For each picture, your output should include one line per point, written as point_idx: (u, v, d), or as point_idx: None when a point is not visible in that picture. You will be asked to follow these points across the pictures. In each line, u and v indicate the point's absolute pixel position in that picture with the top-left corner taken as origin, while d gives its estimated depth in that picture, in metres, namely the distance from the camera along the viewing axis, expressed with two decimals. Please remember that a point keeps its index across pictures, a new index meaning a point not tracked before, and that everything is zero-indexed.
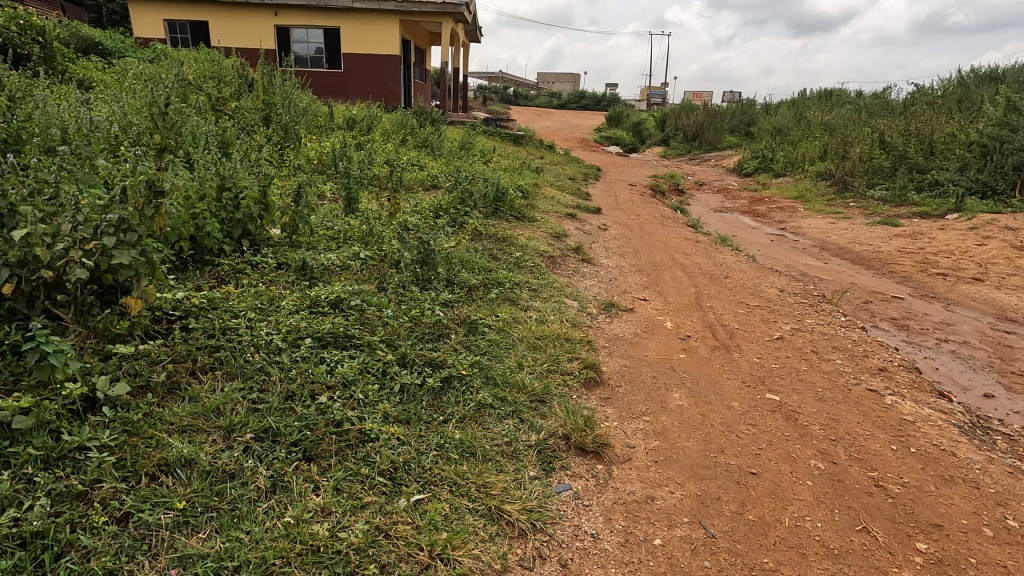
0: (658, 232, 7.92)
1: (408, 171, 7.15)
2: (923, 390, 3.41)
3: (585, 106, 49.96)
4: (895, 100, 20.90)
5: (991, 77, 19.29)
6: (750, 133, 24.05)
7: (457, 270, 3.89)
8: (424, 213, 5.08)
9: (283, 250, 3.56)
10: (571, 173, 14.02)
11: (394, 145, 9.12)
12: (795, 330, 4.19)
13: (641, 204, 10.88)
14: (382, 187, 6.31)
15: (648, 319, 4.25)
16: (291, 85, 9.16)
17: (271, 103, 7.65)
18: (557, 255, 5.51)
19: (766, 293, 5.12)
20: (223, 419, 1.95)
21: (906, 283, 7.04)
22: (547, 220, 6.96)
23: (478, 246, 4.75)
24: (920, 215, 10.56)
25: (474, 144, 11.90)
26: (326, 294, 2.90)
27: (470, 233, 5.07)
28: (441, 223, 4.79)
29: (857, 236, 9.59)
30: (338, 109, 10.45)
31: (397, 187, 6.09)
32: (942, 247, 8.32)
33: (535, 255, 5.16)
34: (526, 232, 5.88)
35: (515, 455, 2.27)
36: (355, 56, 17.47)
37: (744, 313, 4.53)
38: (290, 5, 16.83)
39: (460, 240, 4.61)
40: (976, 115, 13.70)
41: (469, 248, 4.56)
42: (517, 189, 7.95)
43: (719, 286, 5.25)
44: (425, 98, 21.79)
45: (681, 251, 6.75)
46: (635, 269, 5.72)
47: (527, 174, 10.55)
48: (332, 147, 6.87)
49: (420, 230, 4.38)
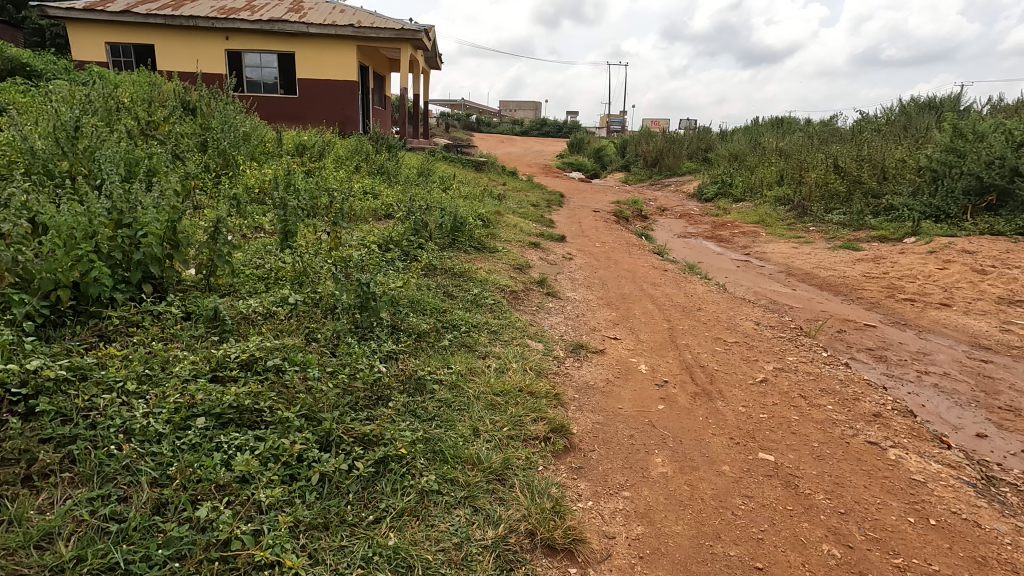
0: (625, 260, 7.62)
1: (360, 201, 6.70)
2: (924, 439, 3.08)
3: (547, 133, 50.76)
4: (843, 128, 21.75)
5: (931, 106, 20.26)
6: (708, 159, 24.56)
7: (408, 315, 3.42)
8: (372, 246, 4.61)
9: (195, 295, 3.02)
10: (534, 200, 13.75)
11: (347, 172, 8.67)
12: (778, 370, 3.84)
13: (606, 231, 10.66)
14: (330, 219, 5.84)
15: (620, 362, 3.84)
16: (235, 110, 8.64)
17: (209, 129, 7.13)
18: (520, 290, 5.09)
19: (742, 327, 4.80)
20: (53, 553, 1.43)
21: (876, 309, 6.91)
22: (510, 250, 6.58)
23: (433, 283, 4.30)
24: (879, 239, 10.63)
25: (434, 171, 11.52)
26: (237, 353, 2.38)
27: (424, 270, 4.61)
28: (389, 259, 4.31)
29: (821, 261, 9.55)
30: (288, 135, 9.97)
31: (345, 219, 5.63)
32: (906, 271, 8.31)
33: (496, 290, 4.74)
34: (487, 265, 5.47)
35: (466, 563, 1.78)
36: (310, 82, 17.61)
37: (722, 351, 4.18)
38: (241, 29, 17.01)
39: (411, 277, 4.15)
40: (923, 140, 14.18)
41: (425, 288, 4.11)
42: (477, 218, 7.54)
43: (694, 320, 4.91)
44: (384, 125, 21.48)
45: (650, 280, 6.45)
46: (604, 302, 5.36)
47: (489, 202, 10.19)
48: (275, 174, 6.38)
49: (364, 268, 3.89)
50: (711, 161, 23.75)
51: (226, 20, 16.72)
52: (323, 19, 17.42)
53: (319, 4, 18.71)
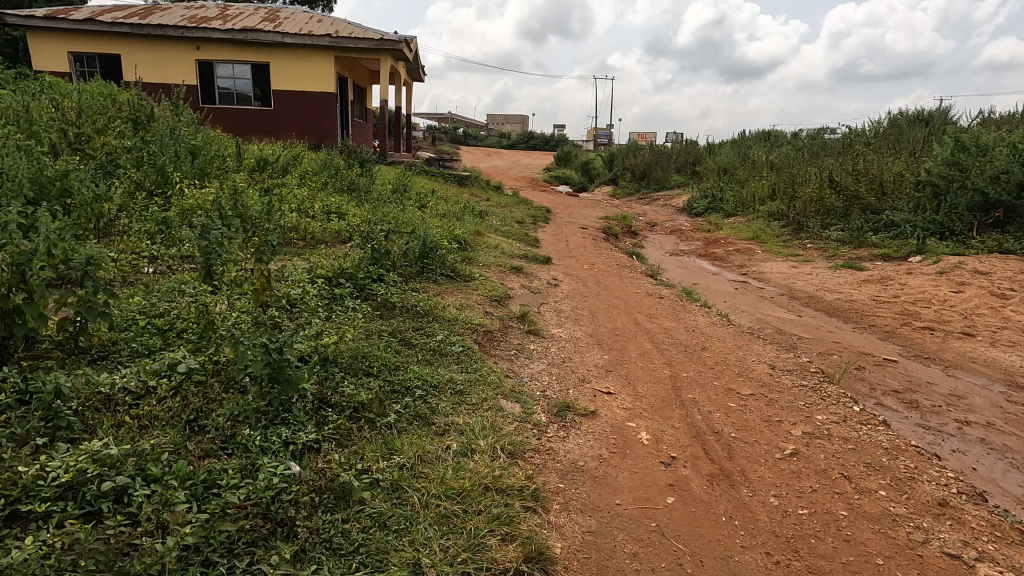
0: (616, 285, 6.94)
1: (320, 225, 5.97)
2: (1013, 543, 2.38)
3: (535, 146, 50.50)
4: (833, 142, 21.46)
5: (921, 120, 20.03)
6: (697, 173, 24.17)
7: (341, 381, 2.68)
8: (314, 281, 3.86)
9: (47, 368, 2.30)
10: (519, 216, 13.06)
11: (312, 190, 7.94)
12: (809, 437, 3.13)
13: (594, 250, 10.00)
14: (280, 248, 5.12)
15: (616, 429, 3.11)
16: (189, 122, 7.89)
17: (151, 144, 6.39)
18: (497, 329, 4.37)
19: (755, 372, 4.11)
20: None
21: (893, 340, 6.27)
22: (488, 278, 5.87)
23: (385, 327, 3.55)
24: (882, 257, 10.07)
25: (411, 186, 10.78)
26: (59, 475, 1.69)
27: (377, 310, 3.85)
28: (333, 306, 3.57)
29: (825, 282, 8.95)
30: (251, 149, 9.23)
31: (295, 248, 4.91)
32: (918, 294, 7.70)
33: (466, 331, 4.01)
34: (458, 298, 4.75)
35: None
36: (285, 94, 17.15)
37: (737, 408, 3.47)
38: (212, 39, 16.44)
39: (356, 323, 3.40)
40: (919, 154, 13.77)
41: (373, 336, 3.35)
42: (453, 240, 6.84)
43: (699, 363, 4.20)
44: (365, 138, 20.81)
45: (645, 311, 5.76)
46: (594, 341, 4.65)
47: (468, 220, 9.46)
48: (220, 192, 5.63)
49: (294, 322, 3.16)
50: (700, 175, 23.36)
51: (196, 29, 16.17)
52: (299, 29, 16.95)
53: (295, 13, 18.05)
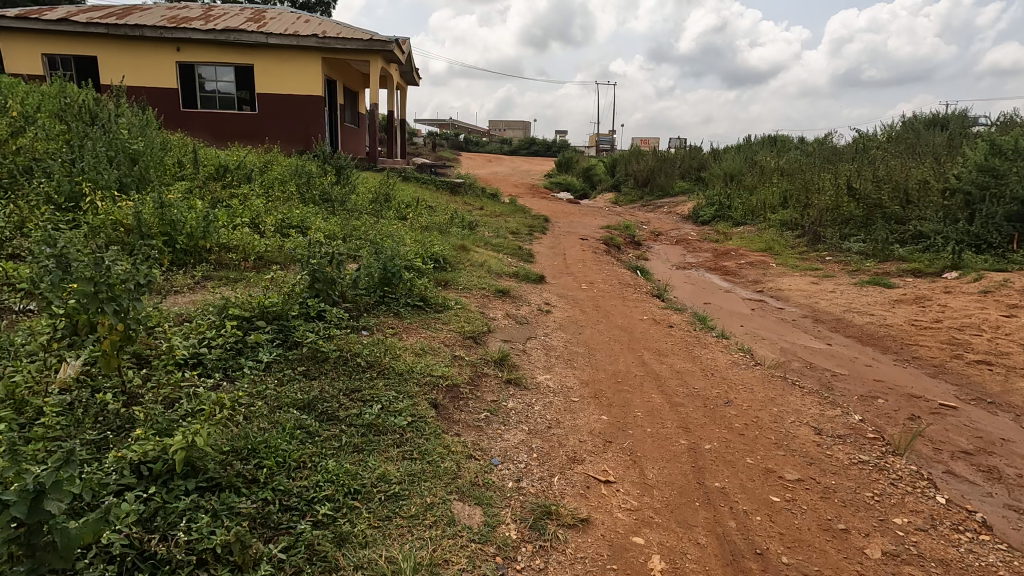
0: (618, 310, 6.02)
1: (270, 247, 5.13)
2: None
3: (536, 152, 49.78)
4: (845, 147, 20.57)
5: (938, 123, 19.13)
6: (702, 179, 23.30)
7: (176, 527, 1.77)
8: (213, 331, 2.93)
9: None
10: (513, 227, 12.17)
11: (276, 201, 7.09)
12: (892, 564, 2.21)
13: (594, 264, 9.11)
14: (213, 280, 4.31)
15: (619, 552, 2.18)
16: (139, 128, 7.07)
17: (79, 149, 5.54)
18: (467, 380, 3.46)
19: (798, 440, 3.18)
20: None
21: (945, 377, 5.34)
22: (466, 306, 4.98)
23: (298, 396, 2.60)
24: (912, 273, 9.13)
25: (393, 194, 9.89)
26: None
27: (296, 367, 2.89)
28: (234, 371, 2.70)
29: (852, 302, 8.02)
30: (215, 155, 8.39)
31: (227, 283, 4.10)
32: (963, 318, 6.77)
33: (424, 389, 3.10)
34: (422, 338, 3.85)
35: None
36: (269, 98, 16.40)
37: (784, 506, 2.55)
38: (193, 39, 15.71)
39: (256, 395, 2.52)
40: (942, 159, 12.85)
41: (275, 415, 2.42)
42: (429, 259, 5.96)
43: (722, 427, 3.29)
44: (358, 144, 20.02)
45: (653, 345, 4.85)
46: (591, 392, 3.74)
47: (454, 234, 8.57)
48: (145, 206, 4.75)
49: (156, 401, 2.31)
50: (706, 182, 22.48)
51: (176, 30, 15.45)
52: (285, 29, 16.23)
53: (282, 14, 17.26)
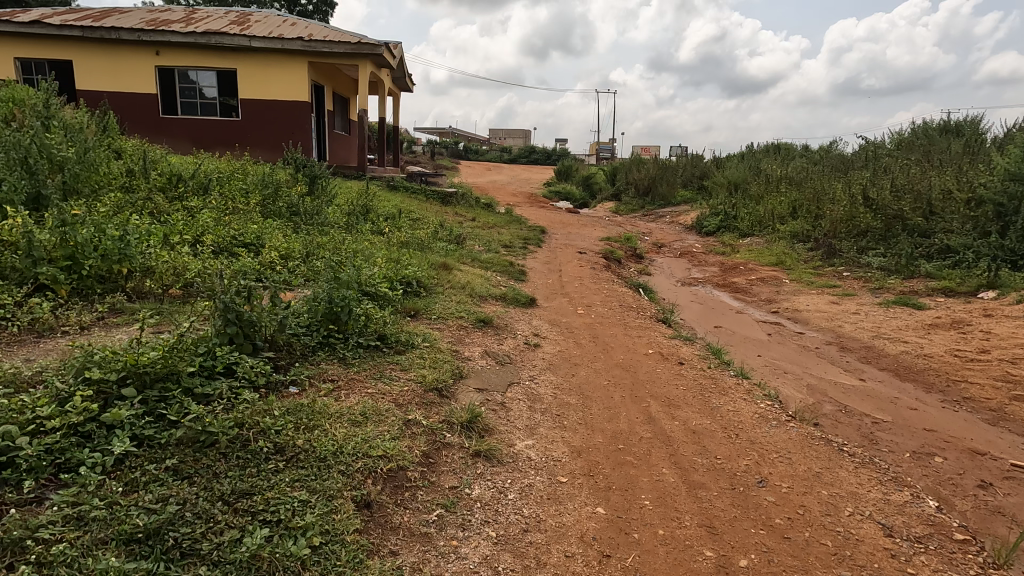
0: (618, 341, 5.20)
1: (205, 274, 4.33)
2: None
3: (536, 160, 49.23)
4: (853, 155, 19.84)
5: (952, 130, 18.37)
6: (704, 188, 22.57)
7: None
8: (48, 410, 2.10)
9: None
10: (506, 240, 11.35)
11: (233, 216, 6.30)
12: None
13: (592, 282, 8.31)
14: (125, 321, 3.53)
15: None
16: (79, 134, 6.29)
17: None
18: (419, 459, 2.62)
19: (866, 554, 2.34)
20: None
21: (1008, 426, 4.51)
22: (436, 343, 4.15)
23: (140, 522, 1.76)
24: (943, 292, 8.30)
25: (373, 205, 9.09)
26: None
27: (162, 461, 2.05)
28: (58, 482, 1.89)
29: (880, 326, 7.20)
30: (173, 163, 7.61)
31: (130, 327, 3.30)
32: (1013, 348, 5.94)
33: (354, 482, 2.27)
34: (369, 396, 3.02)
35: None
36: (253, 105, 15.71)
37: None
38: (172, 43, 15.01)
39: (71, 531, 1.70)
40: (964, 167, 12.07)
41: (85, 563, 1.60)
42: (398, 284, 5.15)
43: (760, 529, 2.44)
44: (348, 152, 19.29)
45: (661, 391, 4.02)
46: (585, 468, 2.90)
47: (437, 250, 7.76)
48: (48, 225, 3.95)
49: None
50: (709, 191, 21.75)
51: (154, 32, 14.74)
52: (269, 32, 15.53)
53: (267, 16, 16.56)
